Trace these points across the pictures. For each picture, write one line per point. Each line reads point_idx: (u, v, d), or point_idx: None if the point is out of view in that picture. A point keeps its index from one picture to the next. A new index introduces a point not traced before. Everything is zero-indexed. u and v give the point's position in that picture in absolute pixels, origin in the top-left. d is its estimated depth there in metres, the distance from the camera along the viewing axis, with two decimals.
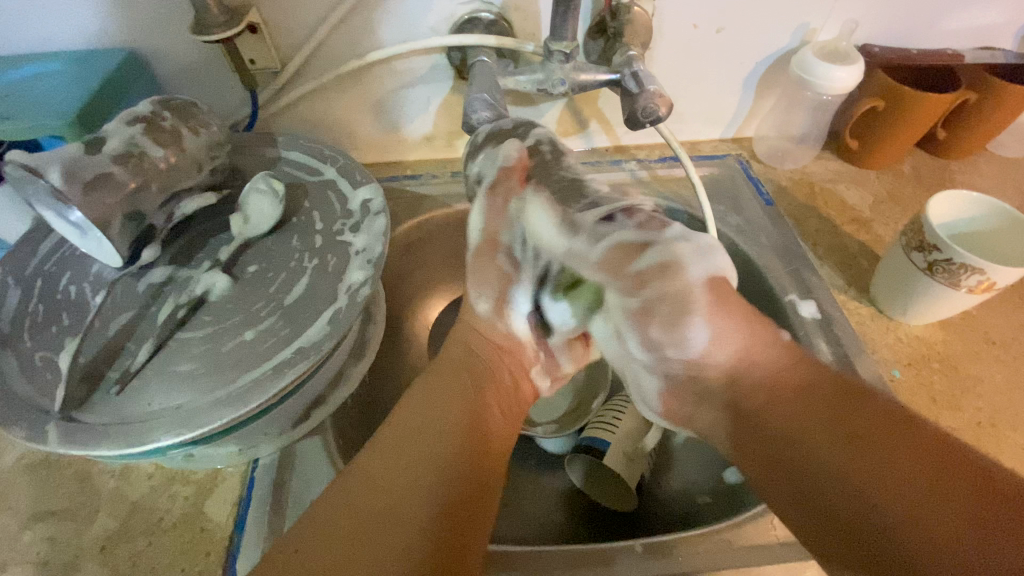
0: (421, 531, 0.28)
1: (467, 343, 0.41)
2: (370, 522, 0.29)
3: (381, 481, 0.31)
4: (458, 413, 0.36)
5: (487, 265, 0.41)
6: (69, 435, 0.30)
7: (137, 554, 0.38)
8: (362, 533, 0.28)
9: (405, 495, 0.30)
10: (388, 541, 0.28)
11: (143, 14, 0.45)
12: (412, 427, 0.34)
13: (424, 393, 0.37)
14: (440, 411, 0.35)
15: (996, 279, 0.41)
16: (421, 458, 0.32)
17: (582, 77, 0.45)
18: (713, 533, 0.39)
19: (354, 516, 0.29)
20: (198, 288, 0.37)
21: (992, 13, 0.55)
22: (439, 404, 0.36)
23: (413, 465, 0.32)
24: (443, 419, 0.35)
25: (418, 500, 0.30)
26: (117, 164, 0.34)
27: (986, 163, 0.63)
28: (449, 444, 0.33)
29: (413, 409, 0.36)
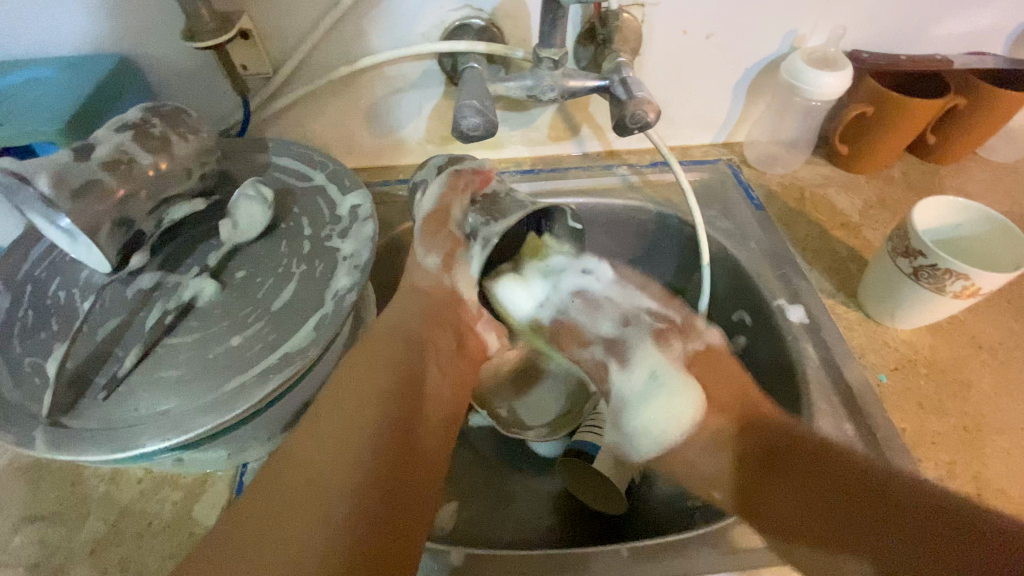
0: (353, 490, 0.29)
1: (407, 306, 0.41)
2: (298, 480, 0.29)
3: (312, 445, 0.31)
4: (391, 375, 0.36)
5: (436, 233, 0.41)
6: (57, 440, 0.30)
7: (126, 557, 0.39)
8: (293, 495, 0.28)
9: (335, 458, 0.30)
10: (314, 500, 0.28)
11: (135, 20, 0.46)
12: (345, 391, 0.34)
13: (356, 356, 0.37)
14: (372, 372, 0.35)
15: (980, 284, 0.41)
16: (352, 418, 0.32)
17: (571, 83, 0.45)
18: (699, 536, 0.40)
19: (286, 479, 0.29)
20: (187, 294, 0.37)
21: (980, 19, 0.55)
22: (376, 367, 0.36)
23: (347, 428, 0.32)
24: (377, 384, 0.35)
25: (348, 461, 0.30)
26: (106, 171, 0.35)
27: (975, 168, 0.63)
28: (381, 407, 0.34)
29: (346, 373, 0.35)
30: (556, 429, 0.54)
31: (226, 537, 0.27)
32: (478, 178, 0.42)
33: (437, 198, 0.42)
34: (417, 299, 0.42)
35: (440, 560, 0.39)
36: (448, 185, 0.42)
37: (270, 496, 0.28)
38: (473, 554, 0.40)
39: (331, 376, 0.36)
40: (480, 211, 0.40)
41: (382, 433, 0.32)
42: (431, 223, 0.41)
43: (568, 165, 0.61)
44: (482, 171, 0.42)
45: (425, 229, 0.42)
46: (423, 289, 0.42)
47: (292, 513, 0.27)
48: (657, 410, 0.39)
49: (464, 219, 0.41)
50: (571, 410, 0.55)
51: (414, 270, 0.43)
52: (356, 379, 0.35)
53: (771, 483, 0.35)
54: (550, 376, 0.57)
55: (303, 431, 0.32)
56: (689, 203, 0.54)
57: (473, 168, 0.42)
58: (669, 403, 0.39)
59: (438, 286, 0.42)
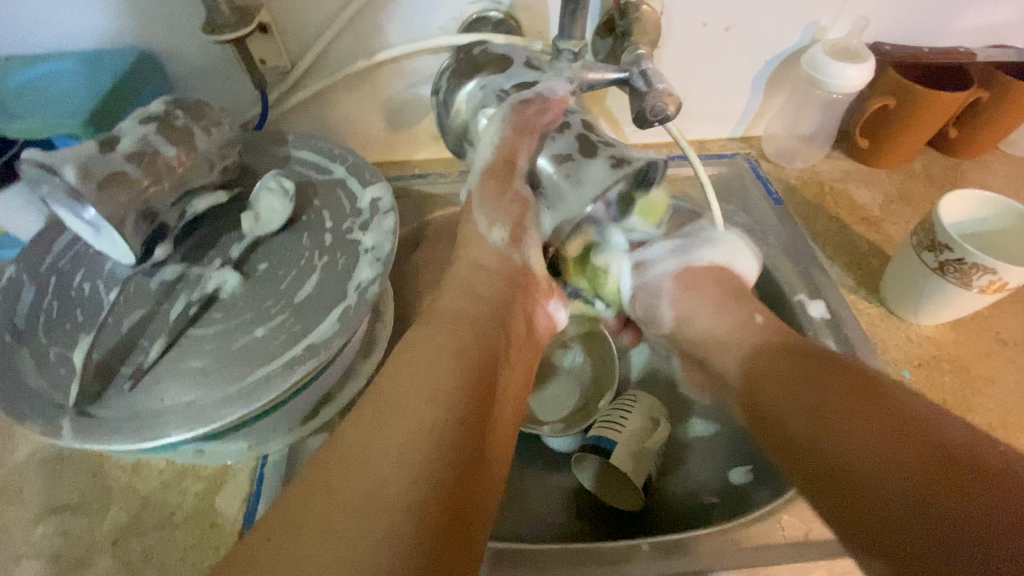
0: (416, 500, 0.27)
1: (467, 288, 0.41)
2: (353, 484, 0.27)
3: (365, 449, 0.29)
4: (453, 367, 0.34)
5: (502, 195, 0.43)
6: (83, 429, 0.31)
7: (149, 548, 0.39)
8: (344, 504, 0.26)
9: (392, 454, 0.28)
10: (371, 506, 0.26)
11: (154, 14, 0.46)
12: (401, 388, 0.32)
13: (408, 355, 0.35)
14: (432, 372, 0.33)
15: (1008, 279, 0.41)
16: (410, 412, 0.31)
17: (590, 76, 0.44)
18: (721, 533, 0.39)
19: (345, 484, 0.27)
20: (209, 285, 0.37)
21: (1006, 10, 0.54)
22: (435, 359, 0.34)
23: (405, 423, 0.30)
24: (436, 376, 0.33)
25: (410, 469, 0.28)
26: (131, 163, 0.35)
27: (998, 163, 0.62)
28: (441, 406, 0.31)
29: (402, 375, 0.33)
30: (570, 425, 0.54)
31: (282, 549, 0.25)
32: (550, 109, 0.41)
33: (501, 139, 0.42)
34: (477, 284, 0.41)
35: None
36: (512, 126, 0.41)
37: (323, 502, 0.27)
38: (498, 550, 0.39)
39: (385, 368, 0.34)
40: (561, 155, 0.39)
41: (443, 437, 0.30)
42: (494, 183, 0.43)
43: None
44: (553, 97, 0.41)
45: (490, 195, 0.44)
46: (489, 265, 0.43)
47: (347, 517, 0.26)
48: (733, 243, 0.51)
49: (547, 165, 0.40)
50: (585, 407, 0.56)
51: (476, 243, 0.45)
52: (410, 380, 0.33)
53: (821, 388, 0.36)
54: (562, 372, 0.58)
55: (353, 433, 0.30)
56: (709, 199, 0.53)
57: (544, 93, 0.41)
58: (744, 248, 0.51)
59: (504, 262, 0.44)
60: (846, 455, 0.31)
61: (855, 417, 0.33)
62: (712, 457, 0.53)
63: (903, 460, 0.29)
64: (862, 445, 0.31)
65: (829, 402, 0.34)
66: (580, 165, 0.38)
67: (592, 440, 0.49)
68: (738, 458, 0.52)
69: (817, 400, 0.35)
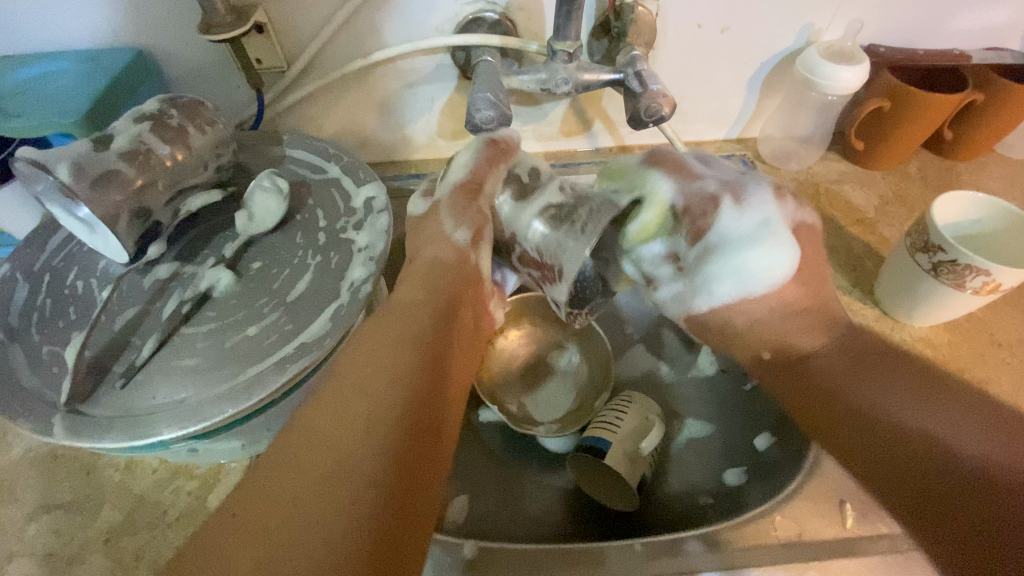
0: (370, 474, 0.27)
1: (426, 278, 0.39)
2: (312, 465, 0.27)
3: (322, 429, 0.29)
4: (414, 351, 0.33)
5: (464, 207, 0.40)
6: (75, 427, 0.31)
7: (141, 547, 0.39)
8: (303, 484, 0.27)
9: (351, 435, 0.28)
10: (331, 485, 0.27)
11: (150, 13, 0.46)
12: (361, 371, 0.32)
13: (366, 336, 0.34)
14: (388, 351, 0.33)
15: (1002, 281, 0.41)
16: (368, 394, 0.31)
17: (586, 76, 0.45)
18: (713, 533, 0.40)
19: (301, 460, 0.28)
20: (203, 284, 0.37)
21: (1001, 13, 0.54)
22: (396, 342, 0.34)
23: (363, 405, 0.30)
24: (396, 358, 0.33)
25: (365, 445, 0.28)
26: (125, 161, 0.35)
27: (994, 164, 0.62)
28: (400, 386, 0.31)
29: (360, 354, 0.33)
30: (566, 425, 0.54)
31: (240, 524, 0.26)
32: (508, 154, 0.41)
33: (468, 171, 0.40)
34: (437, 271, 0.39)
35: (453, 554, 0.39)
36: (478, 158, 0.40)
37: (281, 484, 0.27)
38: (484, 547, 0.40)
39: (346, 353, 0.34)
40: (515, 196, 0.39)
41: (399, 415, 0.30)
42: (460, 197, 0.40)
43: (581, 160, 0.61)
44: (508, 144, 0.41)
45: (454, 207, 0.40)
46: (445, 262, 0.40)
47: (306, 497, 0.26)
48: (756, 258, 0.41)
49: (502, 205, 0.40)
50: (580, 407, 0.55)
51: (433, 242, 0.41)
52: (365, 359, 0.32)
53: (875, 379, 0.36)
54: (558, 373, 0.58)
55: (312, 417, 0.30)
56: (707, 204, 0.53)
57: (502, 137, 0.41)
58: (772, 257, 0.41)
59: (461, 261, 0.40)
60: (886, 451, 0.33)
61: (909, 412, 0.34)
62: (705, 457, 0.53)
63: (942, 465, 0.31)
64: (903, 445, 0.33)
65: (890, 387, 0.35)
66: (533, 199, 0.39)
67: (587, 440, 0.49)
68: (734, 459, 0.52)
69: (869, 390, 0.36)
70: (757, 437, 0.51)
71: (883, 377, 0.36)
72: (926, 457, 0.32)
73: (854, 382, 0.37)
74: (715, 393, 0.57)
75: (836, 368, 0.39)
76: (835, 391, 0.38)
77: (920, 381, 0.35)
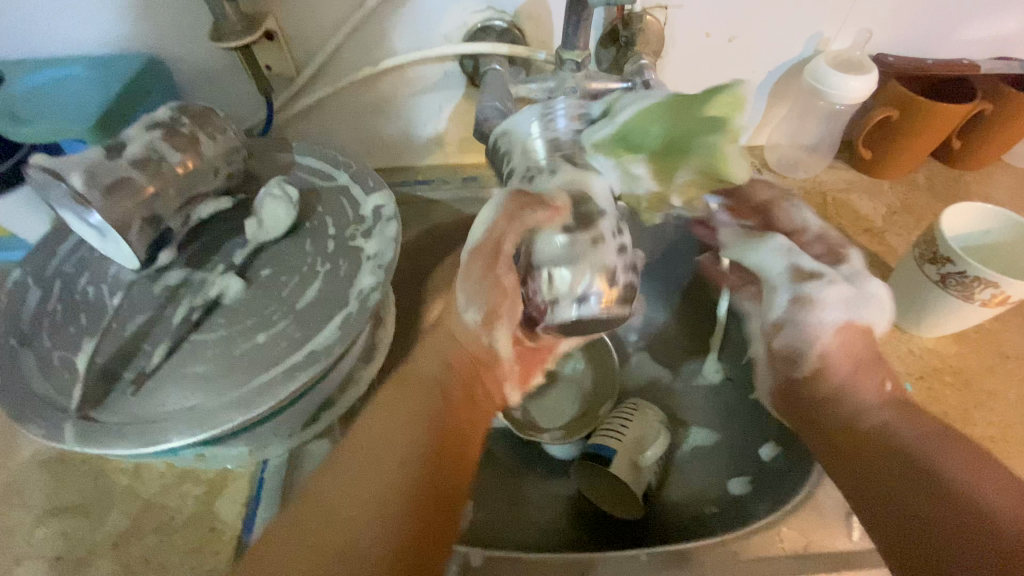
0: (386, 550, 0.30)
1: (436, 354, 0.38)
2: (321, 541, 0.29)
3: (330, 504, 0.31)
4: (423, 431, 0.34)
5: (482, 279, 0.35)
6: (86, 433, 0.31)
7: (148, 551, 0.39)
8: (316, 553, 0.29)
9: (358, 512, 0.31)
10: (338, 559, 0.29)
11: (162, 21, 0.46)
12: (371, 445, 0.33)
13: (382, 409, 0.35)
14: (398, 429, 0.34)
15: (1010, 293, 0.40)
16: (375, 473, 0.32)
17: (593, 85, 0.44)
18: (719, 544, 0.39)
19: (307, 546, 0.29)
20: (213, 291, 0.37)
21: (1009, 23, 0.54)
22: (406, 418, 0.35)
23: (368, 483, 0.32)
24: (409, 438, 0.34)
25: (374, 534, 0.30)
26: (136, 169, 0.35)
27: (1002, 174, 0.62)
28: (403, 463, 0.33)
29: (369, 429, 0.34)
30: (570, 433, 0.54)
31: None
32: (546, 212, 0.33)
33: (493, 224, 0.34)
34: (452, 351, 0.38)
35: (459, 562, 0.39)
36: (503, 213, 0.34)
37: (288, 553, 0.29)
38: (491, 557, 0.40)
39: (358, 424, 0.35)
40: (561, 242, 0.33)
41: (406, 495, 0.32)
42: (480, 260, 0.35)
43: None
44: (553, 204, 0.33)
45: (473, 277, 0.35)
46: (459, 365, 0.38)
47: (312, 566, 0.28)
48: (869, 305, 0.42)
49: (552, 245, 0.33)
50: (584, 415, 0.56)
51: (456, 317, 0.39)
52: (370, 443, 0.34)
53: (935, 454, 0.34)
54: (563, 379, 0.58)
55: (324, 488, 0.32)
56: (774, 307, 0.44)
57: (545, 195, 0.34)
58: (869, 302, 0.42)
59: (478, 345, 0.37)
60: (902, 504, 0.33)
61: (913, 488, 0.33)
62: (710, 467, 0.53)
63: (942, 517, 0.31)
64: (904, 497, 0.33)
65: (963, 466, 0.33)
66: (592, 252, 0.33)
67: (592, 448, 0.49)
68: (739, 468, 0.52)
69: (949, 461, 0.33)
70: (761, 446, 0.51)
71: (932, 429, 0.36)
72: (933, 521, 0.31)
73: (910, 457, 0.34)
74: (722, 403, 0.57)
75: (931, 438, 0.35)
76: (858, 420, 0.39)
77: (899, 451, 0.35)
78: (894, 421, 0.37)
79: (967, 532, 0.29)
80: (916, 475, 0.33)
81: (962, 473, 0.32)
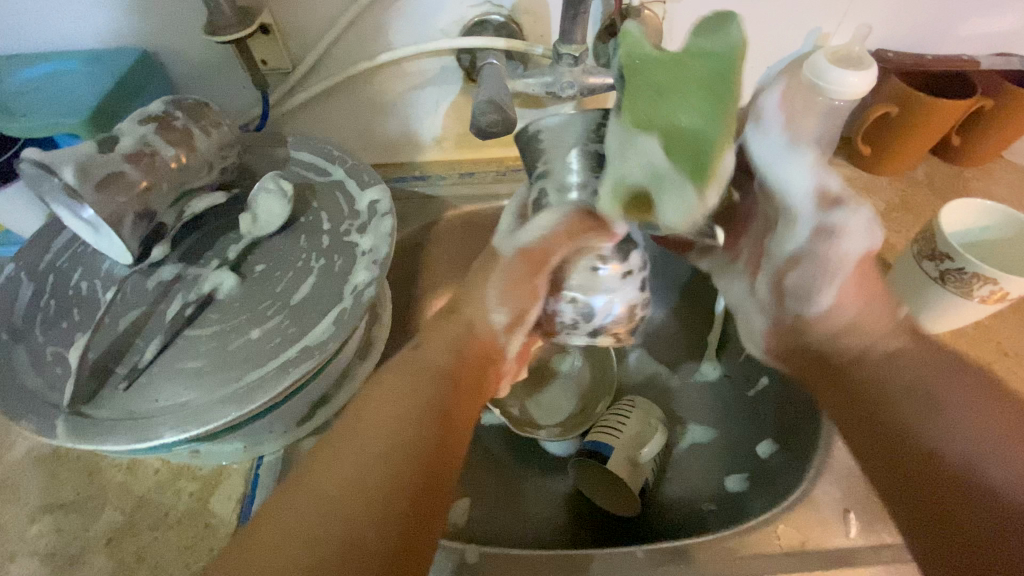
0: (372, 517, 0.30)
1: (448, 341, 0.40)
2: (309, 510, 0.30)
3: (319, 478, 0.31)
4: (409, 408, 0.35)
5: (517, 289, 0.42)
6: (78, 429, 0.31)
7: (143, 548, 0.39)
8: (306, 518, 0.29)
9: (344, 484, 0.31)
10: (325, 525, 0.29)
11: (156, 14, 0.46)
12: (361, 423, 0.34)
13: (373, 391, 0.36)
14: (386, 407, 0.35)
15: (1009, 289, 0.40)
16: (361, 449, 0.33)
17: (592, 80, 0.45)
18: (715, 541, 0.39)
19: (297, 513, 0.30)
20: (206, 287, 0.37)
21: (1010, 18, 0.54)
22: (394, 396, 0.36)
23: (357, 457, 0.32)
24: (396, 415, 0.35)
25: (361, 502, 0.30)
26: (129, 163, 0.35)
27: (1002, 171, 0.62)
28: (389, 439, 0.33)
29: (361, 408, 0.35)
30: (568, 429, 0.54)
31: (256, 545, 0.28)
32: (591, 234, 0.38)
33: (546, 237, 0.39)
34: (448, 337, 0.41)
35: (454, 559, 0.39)
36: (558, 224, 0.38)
37: (279, 523, 0.29)
38: (488, 553, 0.39)
39: (351, 404, 0.36)
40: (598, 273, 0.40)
41: (391, 467, 0.32)
42: (518, 275, 0.42)
43: None
44: (608, 233, 0.38)
45: (512, 278, 0.42)
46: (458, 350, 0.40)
47: (298, 534, 0.29)
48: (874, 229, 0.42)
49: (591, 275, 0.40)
50: (582, 412, 0.56)
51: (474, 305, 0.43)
52: (360, 420, 0.34)
53: (943, 398, 0.37)
54: (560, 376, 0.58)
55: (314, 463, 0.32)
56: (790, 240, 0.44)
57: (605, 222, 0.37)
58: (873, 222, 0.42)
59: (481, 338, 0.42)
60: (905, 445, 0.37)
61: (914, 433, 0.37)
62: (706, 464, 0.53)
63: (940, 470, 0.35)
64: (901, 440, 0.37)
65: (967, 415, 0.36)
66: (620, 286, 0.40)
67: (590, 444, 0.49)
68: (736, 465, 0.51)
69: (956, 407, 0.36)
70: (758, 443, 0.51)
71: (940, 373, 0.38)
72: (928, 468, 0.35)
73: (915, 400, 0.38)
74: (720, 399, 0.56)
75: (938, 380, 0.38)
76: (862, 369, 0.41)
77: (909, 396, 0.38)
78: (904, 359, 0.40)
79: (953, 484, 0.34)
80: (922, 423, 0.37)
81: (966, 421, 0.36)
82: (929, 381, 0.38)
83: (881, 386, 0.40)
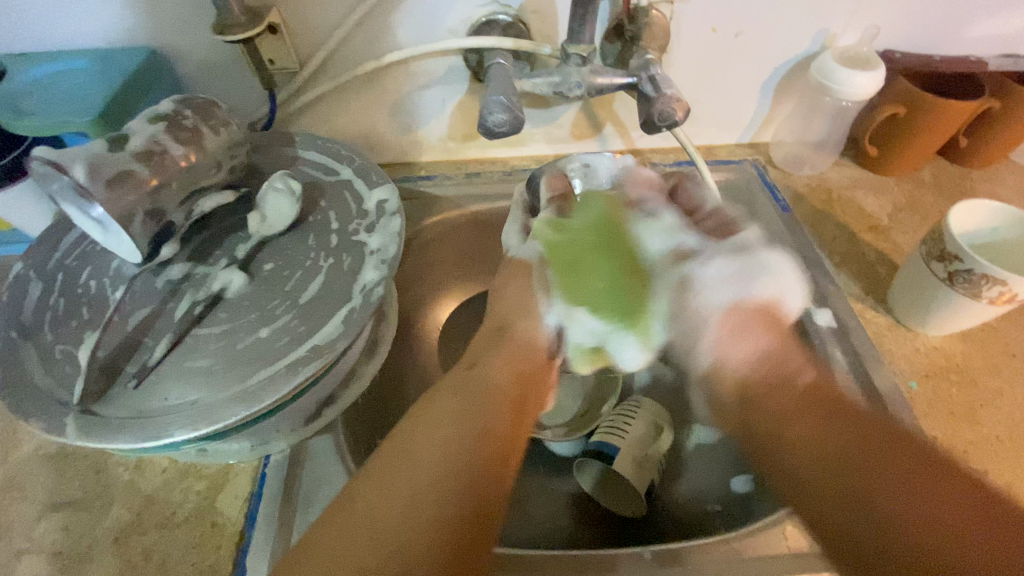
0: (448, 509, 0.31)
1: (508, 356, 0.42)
2: (385, 499, 0.30)
3: (395, 468, 0.32)
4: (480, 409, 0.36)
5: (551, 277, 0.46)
6: (87, 427, 0.31)
7: (150, 547, 0.39)
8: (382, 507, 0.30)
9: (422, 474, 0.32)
10: (401, 514, 0.30)
11: (165, 14, 0.46)
12: (434, 419, 0.35)
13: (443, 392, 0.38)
14: (459, 406, 0.36)
15: (1018, 290, 0.40)
16: (438, 441, 0.34)
17: (599, 80, 0.44)
18: (724, 542, 0.39)
19: (375, 502, 0.30)
20: (216, 285, 0.37)
21: (1018, 20, 0.54)
22: (465, 397, 0.37)
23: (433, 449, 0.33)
24: (468, 413, 0.36)
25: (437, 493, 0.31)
26: (139, 162, 0.35)
27: (1009, 173, 0.62)
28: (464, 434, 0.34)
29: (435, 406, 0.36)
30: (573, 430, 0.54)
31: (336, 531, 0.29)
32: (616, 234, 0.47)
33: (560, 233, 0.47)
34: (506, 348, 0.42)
35: None
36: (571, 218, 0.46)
37: (359, 509, 0.30)
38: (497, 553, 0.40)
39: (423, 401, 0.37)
40: None
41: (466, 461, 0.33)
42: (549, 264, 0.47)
43: None
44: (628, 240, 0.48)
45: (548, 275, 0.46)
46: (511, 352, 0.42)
47: (378, 522, 0.29)
48: (778, 272, 0.45)
49: None
50: (587, 412, 0.56)
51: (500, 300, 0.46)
52: (433, 417, 0.35)
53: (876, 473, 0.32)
54: (566, 376, 0.58)
55: (389, 455, 0.33)
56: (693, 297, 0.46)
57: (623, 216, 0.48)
58: (778, 270, 0.45)
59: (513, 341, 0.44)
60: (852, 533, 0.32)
61: (859, 515, 0.32)
62: (711, 465, 0.53)
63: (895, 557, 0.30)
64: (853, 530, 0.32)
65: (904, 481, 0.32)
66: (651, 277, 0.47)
67: (595, 445, 0.49)
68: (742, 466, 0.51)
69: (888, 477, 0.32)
70: None
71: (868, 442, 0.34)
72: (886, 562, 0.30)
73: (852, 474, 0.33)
74: None
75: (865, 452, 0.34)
76: (783, 429, 0.38)
77: (843, 471, 0.34)
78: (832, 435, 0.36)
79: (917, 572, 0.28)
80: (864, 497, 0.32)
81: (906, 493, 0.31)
82: (861, 453, 0.34)
83: (813, 469, 0.36)
